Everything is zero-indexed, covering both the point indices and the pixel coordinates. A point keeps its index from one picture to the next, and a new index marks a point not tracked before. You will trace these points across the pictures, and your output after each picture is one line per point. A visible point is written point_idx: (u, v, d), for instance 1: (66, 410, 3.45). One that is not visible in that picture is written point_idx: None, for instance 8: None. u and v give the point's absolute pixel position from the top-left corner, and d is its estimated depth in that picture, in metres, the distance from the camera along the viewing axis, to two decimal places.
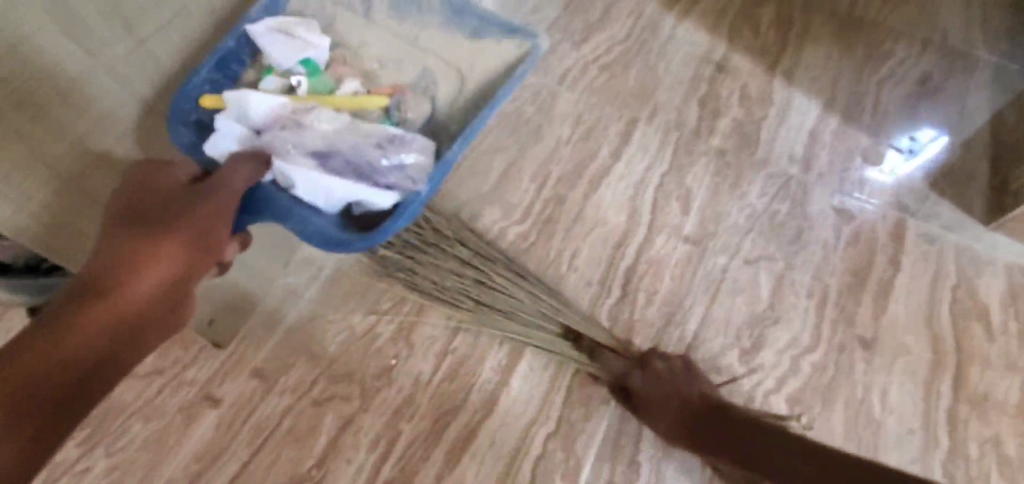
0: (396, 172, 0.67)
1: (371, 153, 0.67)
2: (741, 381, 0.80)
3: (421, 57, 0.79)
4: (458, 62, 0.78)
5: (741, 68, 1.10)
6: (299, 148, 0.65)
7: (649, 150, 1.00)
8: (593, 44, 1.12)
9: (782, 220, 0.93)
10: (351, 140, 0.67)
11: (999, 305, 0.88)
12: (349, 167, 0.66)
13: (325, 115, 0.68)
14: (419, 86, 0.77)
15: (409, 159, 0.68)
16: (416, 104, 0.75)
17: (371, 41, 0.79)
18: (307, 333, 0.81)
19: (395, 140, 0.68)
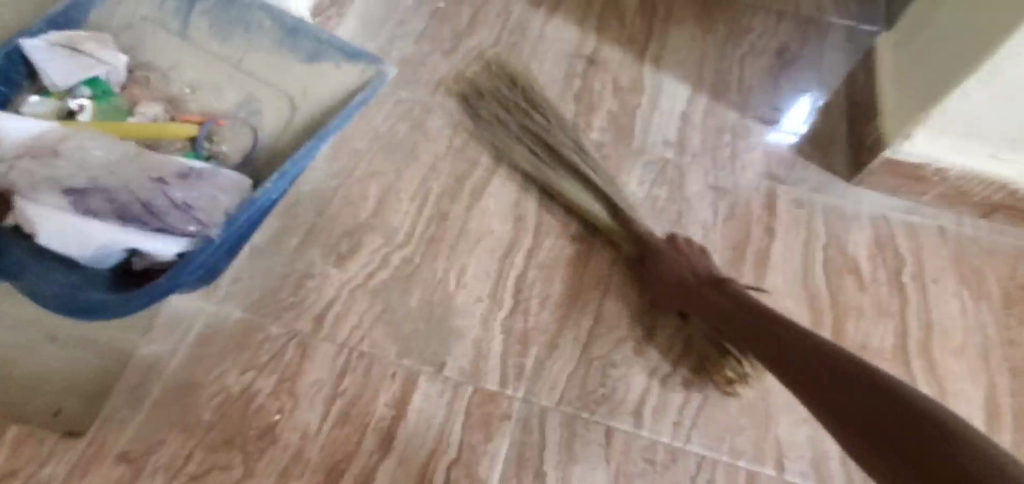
0: (178, 214, 0.75)
1: (157, 194, 0.75)
2: (638, 372, 0.81)
3: (244, 91, 0.93)
4: (294, 89, 0.92)
5: (612, 59, 1.12)
6: (72, 197, 0.73)
7: (528, 153, 0.99)
8: (464, 51, 1.10)
9: (663, 206, 0.95)
10: (125, 172, 0.76)
11: (869, 257, 0.92)
12: (127, 211, 0.74)
13: (107, 151, 0.77)
14: (238, 120, 0.91)
15: (192, 200, 0.76)
16: (243, 135, 0.90)
17: (200, 68, 0.94)
18: (177, 401, 0.75)
19: (190, 179, 0.78)
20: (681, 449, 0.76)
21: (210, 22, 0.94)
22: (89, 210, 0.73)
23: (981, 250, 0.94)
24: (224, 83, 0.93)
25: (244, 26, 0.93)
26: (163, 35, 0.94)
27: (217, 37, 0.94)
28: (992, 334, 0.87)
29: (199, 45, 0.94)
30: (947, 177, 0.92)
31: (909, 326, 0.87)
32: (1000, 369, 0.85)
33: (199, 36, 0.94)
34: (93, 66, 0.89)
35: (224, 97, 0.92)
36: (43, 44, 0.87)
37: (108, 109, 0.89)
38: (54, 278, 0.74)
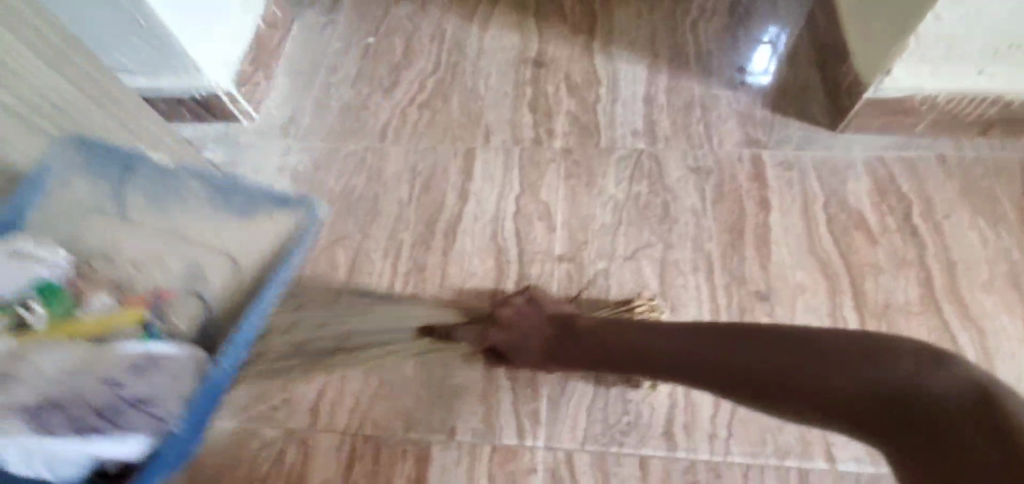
0: (142, 397, 0.65)
1: (111, 396, 0.64)
2: (660, 389, 0.75)
3: (182, 254, 0.81)
4: (239, 257, 0.81)
5: (561, 56, 1.06)
6: (14, 390, 0.63)
7: (495, 178, 0.93)
8: (405, 85, 1.04)
9: (647, 202, 0.89)
10: (72, 386, 0.64)
11: (873, 206, 0.86)
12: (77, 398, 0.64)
13: (63, 363, 0.66)
14: (189, 264, 0.80)
15: (152, 385, 0.66)
16: (212, 268, 0.81)
17: (134, 231, 0.81)
18: None
19: (139, 369, 0.67)
20: (722, 462, 0.71)
21: (147, 194, 0.82)
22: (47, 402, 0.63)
23: (987, 170, 0.88)
24: (163, 219, 0.82)
25: (178, 200, 0.82)
26: (137, 206, 0.81)
27: (154, 227, 0.81)
28: (1019, 258, 0.81)
29: (144, 218, 0.81)
30: (935, 103, 0.86)
31: (931, 270, 0.81)
32: None
33: (143, 216, 0.81)
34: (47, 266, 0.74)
35: (183, 248, 0.81)
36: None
37: (59, 306, 0.72)
38: None
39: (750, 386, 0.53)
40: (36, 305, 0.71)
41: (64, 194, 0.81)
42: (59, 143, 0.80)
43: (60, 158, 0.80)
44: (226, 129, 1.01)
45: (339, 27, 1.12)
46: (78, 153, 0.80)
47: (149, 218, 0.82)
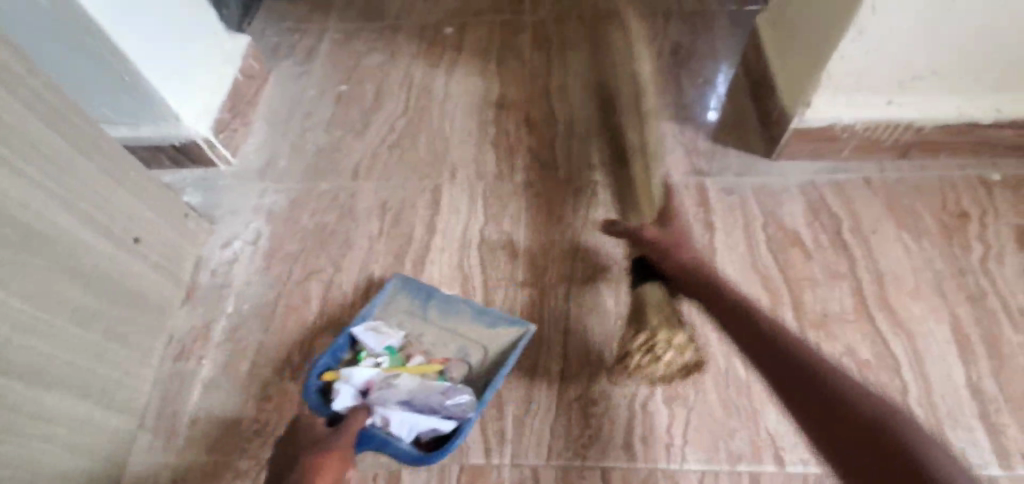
0: (455, 404, 0.75)
1: (426, 397, 0.75)
2: (618, 403, 0.80)
3: (456, 346, 0.84)
4: (485, 344, 0.83)
5: (521, 97, 1.14)
6: (379, 390, 0.76)
7: (461, 211, 0.99)
8: (376, 127, 1.11)
9: (602, 228, 0.96)
10: (424, 383, 0.77)
11: (808, 224, 0.94)
12: (414, 398, 0.75)
13: (460, 366, 0.82)
14: (461, 348, 0.84)
15: (459, 400, 0.75)
16: (473, 357, 0.83)
17: (443, 335, 0.85)
18: None
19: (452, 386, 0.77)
20: (679, 470, 0.75)
21: (404, 307, 0.88)
22: (393, 399, 0.75)
23: (907, 189, 0.97)
24: (428, 321, 0.87)
25: (434, 305, 0.87)
26: (408, 322, 0.87)
27: (450, 333, 0.85)
28: (940, 267, 0.89)
29: (420, 336, 0.86)
30: (854, 131, 0.95)
31: (861, 281, 0.88)
32: (957, 297, 0.86)
33: (423, 341, 0.85)
34: (389, 336, 0.82)
35: (451, 345, 0.84)
36: (361, 324, 0.83)
37: (398, 356, 0.81)
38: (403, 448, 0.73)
39: (792, 381, 0.62)
40: (386, 358, 0.80)
41: (387, 313, 0.87)
42: (392, 285, 0.88)
43: (389, 294, 0.88)
44: (205, 174, 1.07)
45: (313, 76, 1.20)
46: (403, 294, 0.88)
47: (430, 338, 0.85)
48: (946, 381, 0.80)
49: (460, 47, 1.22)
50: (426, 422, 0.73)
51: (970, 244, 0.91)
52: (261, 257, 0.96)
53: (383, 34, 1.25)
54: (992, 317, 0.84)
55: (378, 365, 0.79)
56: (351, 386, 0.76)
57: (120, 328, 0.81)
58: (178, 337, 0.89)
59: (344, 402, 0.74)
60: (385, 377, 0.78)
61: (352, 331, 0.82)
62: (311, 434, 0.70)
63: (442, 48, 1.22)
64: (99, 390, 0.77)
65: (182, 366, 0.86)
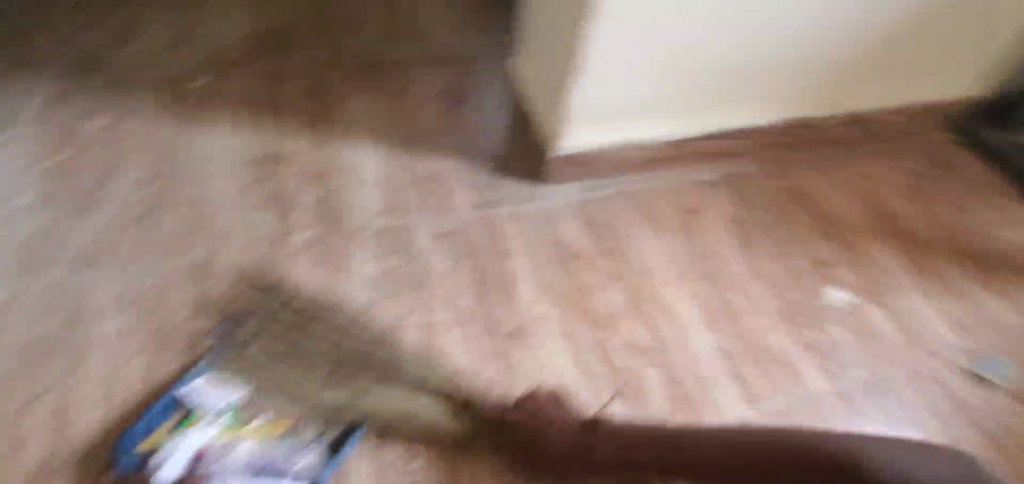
0: (295, 465, 0.79)
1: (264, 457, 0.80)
2: (433, 448, 0.83)
3: (299, 394, 0.84)
4: (330, 390, 0.84)
5: (295, 149, 1.07)
6: (213, 457, 0.78)
7: (235, 285, 0.91)
8: (116, 205, 0.96)
9: (400, 275, 0.95)
10: (264, 445, 0.81)
11: (584, 237, 1.06)
12: (254, 460, 0.79)
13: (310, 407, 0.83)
14: (307, 406, 0.83)
15: (302, 462, 0.79)
16: (320, 417, 0.83)
17: (285, 384, 0.84)
18: None
19: (298, 446, 0.81)
20: None
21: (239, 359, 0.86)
22: (229, 470, 0.78)
23: (652, 194, 1.16)
24: (264, 371, 0.85)
25: (278, 357, 0.86)
26: (250, 370, 0.85)
27: (292, 393, 0.84)
28: (687, 256, 1.08)
29: (263, 396, 0.84)
30: (602, 150, 1.11)
31: (629, 280, 1.02)
32: (699, 279, 1.05)
33: (267, 401, 0.83)
34: (227, 396, 0.83)
35: (296, 404, 0.83)
36: (200, 377, 0.83)
37: (237, 418, 0.82)
38: None
39: None
40: (220, 420, 0.81)
41: (220, 378, 0.84)
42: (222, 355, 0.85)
43: (225, 341, 0.87)
44: None
45: (19, 155, 1.00)
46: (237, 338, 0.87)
47: (272, 398, 0.84)
48: (704, 350, 0.96)
49: (216, 101, 1.11)
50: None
51: (701, 233, 1.12)
52: None
53: (112, 95, 1.08)
54: (725, 290, 1.05)
55: (211, 428, 0.80)
56: (185, 451, 0.78)
57: None
58: None
59: (175, 469, 0.76)
60: (222, 442, 0.80)
61: (184, 389, 0.82)
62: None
63: (194, 104, 1.10)
64: None
65: None
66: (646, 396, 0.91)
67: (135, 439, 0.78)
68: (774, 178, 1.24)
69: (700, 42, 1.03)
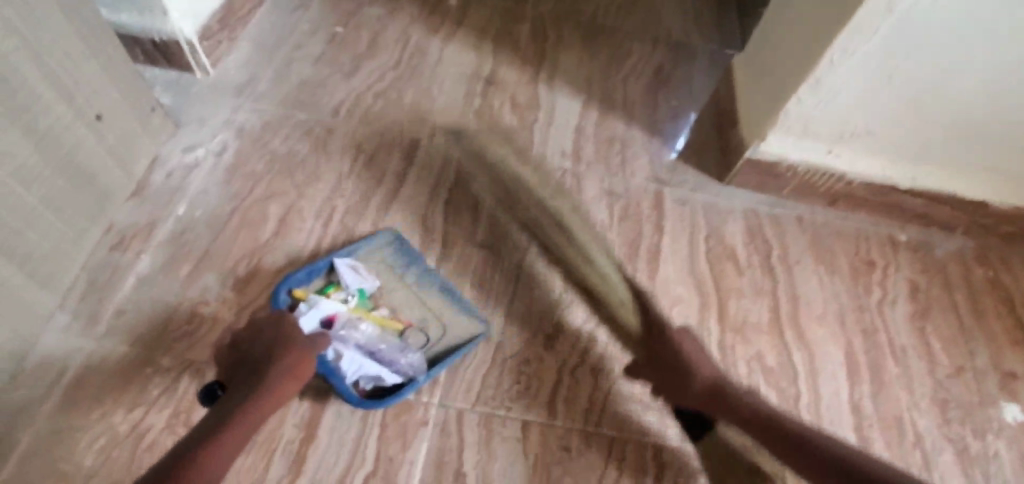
0: (405, 364, 0.80)
1: (381, 347, 0.81)
2: (549, 365, 0.85)
3: (419, 307, 0.87)
4: (444, 313, 0.87)
5: (508, 79, 1.19)
6: (341, 329, 0.81)
7: (433, 169, 1.02)
8: (365, 73, 1.12)
9: (564, 210, 1.01)
10: (383, 336, 0.83)
11: (742, 243, 1.04)
12: (371, 345, 0.81)
13: (423, 318, 0.86)
14: (424, 318, 0.86)
15: (410, 364, 0.80)
16: (432, 333, 0.85)
17: (408, 300, 0.88)
18: (58, 436, 0.71)
19: (406, 347, 0.82)
20: (593, 433, 0.81)
21: (385, 263, 0.90)
22: (351, 337, 0.80)
23: (832, 232, 1.09)
24: (397, 282, 0.89)
25: (414, 277, 0.89)
26: (388, 280, 0.89)
27: (423, 301, 0.88)
28: (846, 302, 1.01)
29: (392, 292, 0.88)
30: (796, 171, 1.06)
31: (779, 301, 0.98)
32: (853, 330, 0.98)
33: (393, 297, 0.88)
34: (365, 280, 0.86)
35: (411, 310, 0.87)
36: (348, 260, 0.87)
37: (367, 301, 0.86)
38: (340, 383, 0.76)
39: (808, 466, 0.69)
40: (354, 298, 0.84)
41: (373, 258, 0.90)
42: (383, 237, 0.91)
43: (375, 246, 0.91)
44: (177, 77, 1.05)
45: (309, 13, 1.20)
46: (389, 251, 0.91)
47: (401, 297, 0.88)
48: (834, 396, 0.90)
49: (461, 22, 1.26)
50: (374, 368, 0.78)
51: (874, 286, 1.04)
52: (222, 169, 0.94)
53: None
54: (880, 351, 0.96)
55: (346, 302, 0.83)
56: (319, 313, 0.80)
57: (56, 199, 0.76)
58: (117, 228, 0.86)
59: (310, 323, 0.79)
60: (350, 317, 0.82)
61: (336, 260, 0.86)
62: (266, 339, 0.73)
63: (443, 18, 1.26)
64: (24, 256, 0.73)
65: (117, 257, 0.83)
66: None
67: (281, 284, 0.82)
68: (981, 265, 1.09)
69: (956, 107, 0.93)
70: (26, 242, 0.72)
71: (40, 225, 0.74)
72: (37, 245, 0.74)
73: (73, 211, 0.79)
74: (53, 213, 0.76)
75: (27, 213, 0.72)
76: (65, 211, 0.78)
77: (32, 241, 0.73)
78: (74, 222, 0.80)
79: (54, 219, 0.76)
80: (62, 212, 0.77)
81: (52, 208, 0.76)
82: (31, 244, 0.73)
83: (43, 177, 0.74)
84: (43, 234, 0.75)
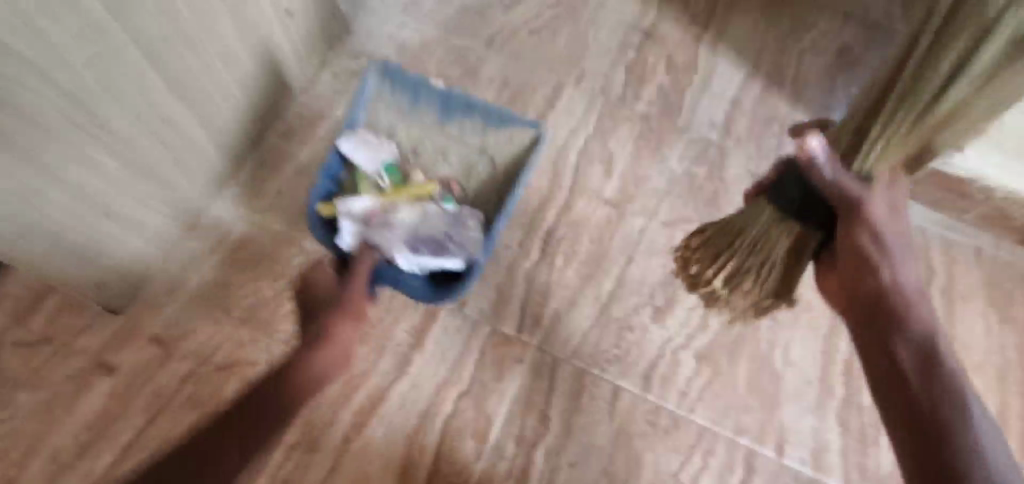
0: (460, 242, 0.79)
1: (431, 233, 0.79)
2: (652, 339, 0.83)
3: (456, 153, 0.88)
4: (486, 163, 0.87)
5: (669, 35, 1.08)
6: (382, 226, 0.77)
7: (574, 115, 0.99)
8: (524, 7, 1.08)
9: (700, 186, 0.95)
10: (430, 225, 0.80)
11: None
12: (417, 231, 0.79)
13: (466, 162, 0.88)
14: (465, 158, 0.88)
15: (468, 236, 0.79)
16: (482, 167, 0.87)
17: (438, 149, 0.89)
18: (217, 288, 0.82)
19: (455, 227, 0.80)
20: (683, 417, 0.79)
21: (400, 111, 0.87)
22: (393, 226, 0.78)
23: (1016, 276, 0.92)
24: (423, 141, 0.89)
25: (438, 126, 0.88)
26: (410, 137, 0.89)
27: (455, 138, 0.88)
28: (1013, 358, 0.86)
29: (421, 145, 0.89)
30: (992, 195, 0.90)
31: None
32: (1013, 390, 0.84)
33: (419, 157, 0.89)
34: (377, 155, 0.84)
35: (442, 165, 0.89)
36: (352, 139, 0.82)
37: (395, 174, 0.85)
38: (408, 282, 0.76)
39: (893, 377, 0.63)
40: (384, 176, 0.84)
41: (379, 111, 0.87)
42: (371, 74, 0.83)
43: (372, 92, 0.85)
44: None
45: None
46: (386, 95, 0.86)
47: (428, 144, 0.89)
48: None
49: None
50: (433, 260, 0.76)
51: None
52: None
53: None
54: None
55: (381, 183, 0.83)
56: (351, 220, 0.76)
57: (247, 81, 0.84)
58: (285, 120, 0.94)
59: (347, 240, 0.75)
60: (384, 210, 0.80)
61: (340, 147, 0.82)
62: (322, 286, 0.77)
63: None
64: (217, 127, 0.82)
65: (282, 145, 0.92)
66: (873, 448, 0.80)
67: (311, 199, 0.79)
68: None
69: None
70: (220, 112, 0.81)
71: (232, 101, 0.83)
72: (229, 119, 0.84)
73: (258, 93, 0.88)
74: (244, 93, 0.84)
75: (225, 88, 0.81)
76: (252, 94, 0.86)
77: (226, 114, 0.83)
78: (257, 106, 0.89)
79: (244, 98, 0.85)
80: (251, 94, 0.86)
81: (244, 87, 0.84)
82: (223, 116, 0.83)
83: (241, 60, 0.81)
84: (234, 110, 0.84)
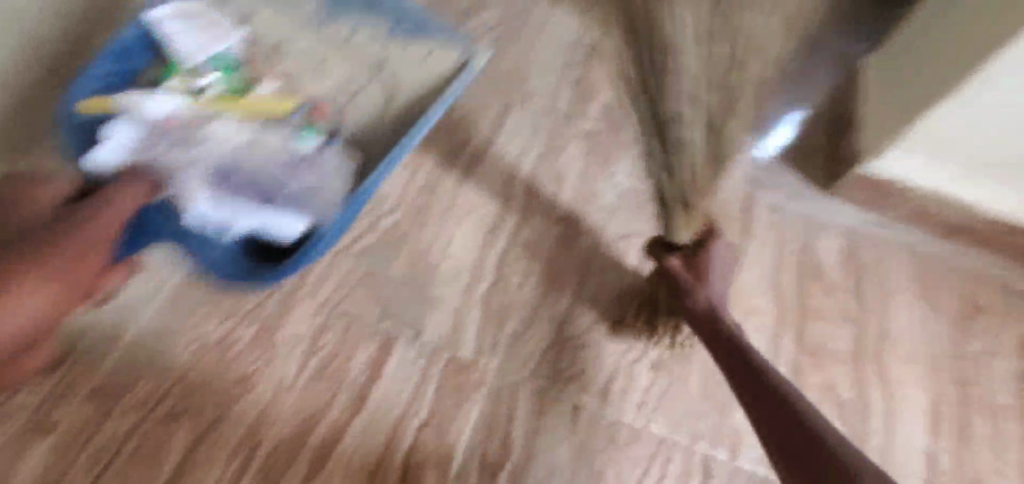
0: (301, 195, 0.84)
1: (279, 183, 0.84)
2: (608, 354, 0.85)
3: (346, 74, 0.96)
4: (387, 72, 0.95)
5: (612, 51, 1.11)
6: (191, 154, 0.82)
7: (523, 135, 1.01)
8: (469, 30, 1.09)
9: (648, 199, 0.98)
10: (257, 160, 0.84)
11: (836, 264, 0.97)
12: (240, 165, 0.84)
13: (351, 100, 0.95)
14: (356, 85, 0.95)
15: (321, 193, 0.85)
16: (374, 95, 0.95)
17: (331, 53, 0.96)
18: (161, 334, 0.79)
19: (293, 179, 0.85)
20: (642, 430, 0.81)
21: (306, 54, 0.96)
22: (201, 154, 0.83)
23: (941, 269, 0.99)
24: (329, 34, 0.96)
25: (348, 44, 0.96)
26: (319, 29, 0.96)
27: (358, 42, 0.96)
28: (943, 348, 0.92)
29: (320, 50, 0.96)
30: (914, 195, 0.96)
31: (865, 333, 0.92)
32: (944, 378, 0.90)
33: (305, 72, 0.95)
34: (206, 36, 0.92)
35: (328, 83, 0.95)
36: (166, 13, 0.90)
37: (231, 77, 0.91)
38: (212, 244, 0.80)
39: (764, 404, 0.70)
40: (214, 84, 0.89)
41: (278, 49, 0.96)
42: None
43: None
44: None
45: None
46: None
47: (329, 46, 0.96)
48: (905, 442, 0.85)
49: None
50: (256, 220, 0.80)
51: (980, 337, 0.94)
52: None
53: None
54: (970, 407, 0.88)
55: (209, 87, 0.88)
56: (131, 128, 0.82)
57: None
58: None
59: (112, 154, 0.81)
60: (200, 116, 0.85)
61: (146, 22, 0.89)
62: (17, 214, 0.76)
63: None
64: None
65: None
66: None
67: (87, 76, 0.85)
68: None
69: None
70: None
71: None
72: None
73: None
74: None
75: None
76: None
77: None
78: None
79: None
80: None
81: None
82: None
83: None
84: None
